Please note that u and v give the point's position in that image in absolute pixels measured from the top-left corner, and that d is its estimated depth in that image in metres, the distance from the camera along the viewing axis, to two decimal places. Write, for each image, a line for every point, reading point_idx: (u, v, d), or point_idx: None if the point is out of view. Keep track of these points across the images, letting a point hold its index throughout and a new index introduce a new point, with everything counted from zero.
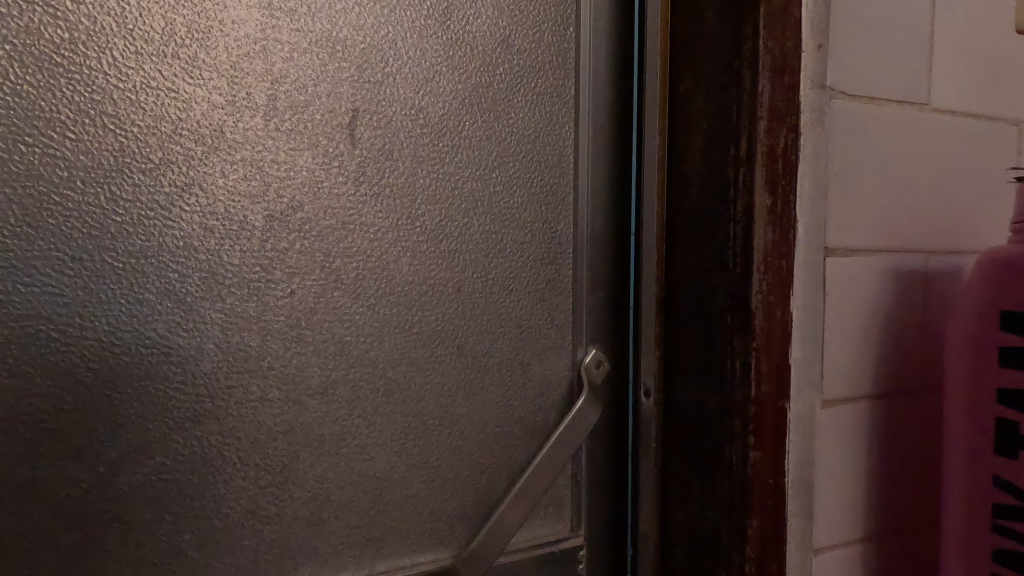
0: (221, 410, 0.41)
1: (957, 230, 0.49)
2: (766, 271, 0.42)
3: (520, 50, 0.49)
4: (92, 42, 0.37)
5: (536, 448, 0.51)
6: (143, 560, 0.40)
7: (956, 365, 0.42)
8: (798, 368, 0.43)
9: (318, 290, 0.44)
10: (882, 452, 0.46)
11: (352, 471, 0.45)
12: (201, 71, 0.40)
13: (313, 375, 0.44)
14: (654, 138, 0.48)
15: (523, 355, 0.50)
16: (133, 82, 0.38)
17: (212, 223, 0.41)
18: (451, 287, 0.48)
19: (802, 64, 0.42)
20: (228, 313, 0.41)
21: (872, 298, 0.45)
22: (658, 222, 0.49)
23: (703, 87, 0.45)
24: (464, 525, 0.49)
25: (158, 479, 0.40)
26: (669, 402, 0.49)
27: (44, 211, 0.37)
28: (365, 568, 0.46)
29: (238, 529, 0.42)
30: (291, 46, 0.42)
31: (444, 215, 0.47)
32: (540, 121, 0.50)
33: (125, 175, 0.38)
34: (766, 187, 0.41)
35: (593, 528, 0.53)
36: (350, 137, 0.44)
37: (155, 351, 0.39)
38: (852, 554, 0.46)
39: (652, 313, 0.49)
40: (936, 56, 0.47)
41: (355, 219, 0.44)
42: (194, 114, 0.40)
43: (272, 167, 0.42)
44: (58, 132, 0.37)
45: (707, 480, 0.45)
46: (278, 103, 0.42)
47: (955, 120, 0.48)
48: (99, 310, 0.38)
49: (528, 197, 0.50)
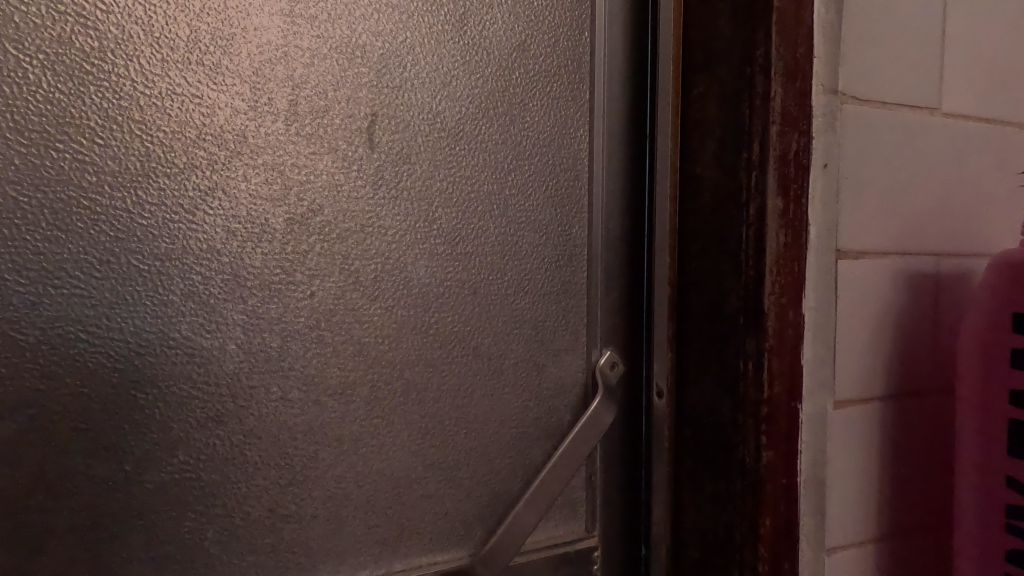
0: (243, 410, 0.43)
1: (970, 233, 0.49)
2: (778, 273, 0.42)
3: (535, 54, 0.50)
4: (121, 51, 0.39)
5: (551, 449, 0.52)
6: (168, 557, 0.41)
7: (969, 365, 0.43)
8: (810, 369, 0.44)
9: (337, 292, 0.45)
10: (895, 453, 0.46)
11: (370, 471, 0.46)
12: (225, 77, 0.41)
13: (332, 374, 0.45)
14: (667, 142, 0.49)
15: (538, 356, 0.51)
16: (159, 89, 0.40)
17: (234, 226, 0.42)
18: (467, 289, 0.49)
19: (814, 70, 0.43)
20: (250, 314, 0.43)
21: (884, 300, 0.45)
22: (671, 225, 0.49)
23: (715, 92, 0.46)
24: (479, 525, 0.50)
25: (183, 478, 0.41)
26: (682, 403, 0.50)
27: (75, 215, 0.38)
28: (383, 567, 0.47)
29: (259, 528, 0.43)
30: (313, 52, 0.43)
31: (460, 218, 0.48)
32: (554, 126, 0.51)
33: (152, 179, 0.40)
34: (779, 190, 0.42)
35: (608, 529, 0.53)
36: (368, 141, 0.45)
37: (179, 351, 0.41)
38: (864, 554, 0.46)
39: (665, 315, 0.50)
40: (948, 60, 0.47)
41: (373, 222, 0.46)
42: (217, 119, 0.41)
43: (293, 171, 0.43)
44: (88, 138, 0.39)
45: (719, 481, 0.46)
46: (299, 107, 0.43)
47: (966, 124, 0.48)
48: (127, 311, 0.40)
49: (543, 201, 0.51)
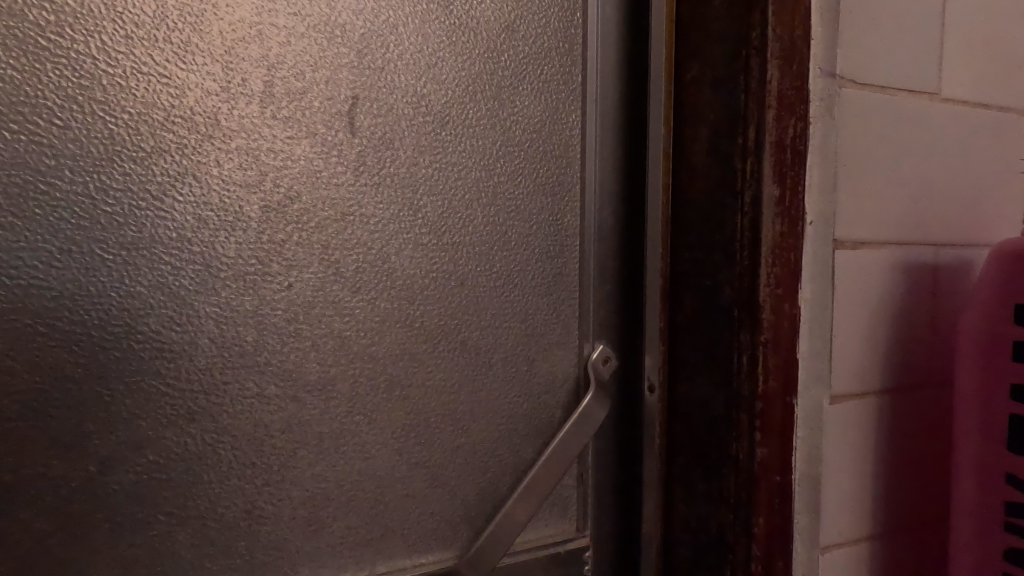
0: (216, 406, 0.41)
1: (968, 222, 0.48)
2: (774, 264, 0.41)
3: (524, 36, 0.48)
4: (79, 26, 0.36)
5: (541, 446, 0.50)
6: (137, 561, 0.39)
7: (968, 359, 0.41)
8: (805, 363, 0.43)
9: (317, 284, 0.43)
10: (892, 449, 0.45)
11: (352, 470, 0.44)
12: (195, 56, 0.39)
13: (311, 370, 0.43)
14: (659, 129, 0.47)
15: (528, 350, 0.50)
16: (122, 67, 0.37)
17: (205, 213, 0.40)
18: (453, 281, 0.47)
19: (811, 52, 0.41)
20: (223, 307, 0.40)
21: (881, 292, 0.44)
22: (663, 215, 0.48)
23: (709, 76, 0.44)
24: (466, 525, 0.48)
25: (152, 478, 0.39)
26: (674, 398, 0.48)
27: (30, 200, 0.36)
28: (365, 569, 0.45)
29: (234, 530, 0.41)
30: (289, 31, 0.41)
31: (447, 207, 0.46)
32: (545, 111, 0.49)
33: (115, 163, 0.38)
34: (775, 178, 0.41)
35: (599, 528, 0.52)
36: (349, 125, 0.43)
37: (147, 345, 0.39)
38: (860, 551, 0.45)
39: (657, 308, 0.49)
40: (947, 45, 0.46)
41: (354, 210, 0.43)
42: (187, 100, 0.39)
43: (269, 157, 0.41)
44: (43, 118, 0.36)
45: (712, 478, 0.45)
46: (275, 88, 0.41)
47: (966, 110, 0.47)
48: (88, 302, 0.37)
49: (532, 189, 0.49)
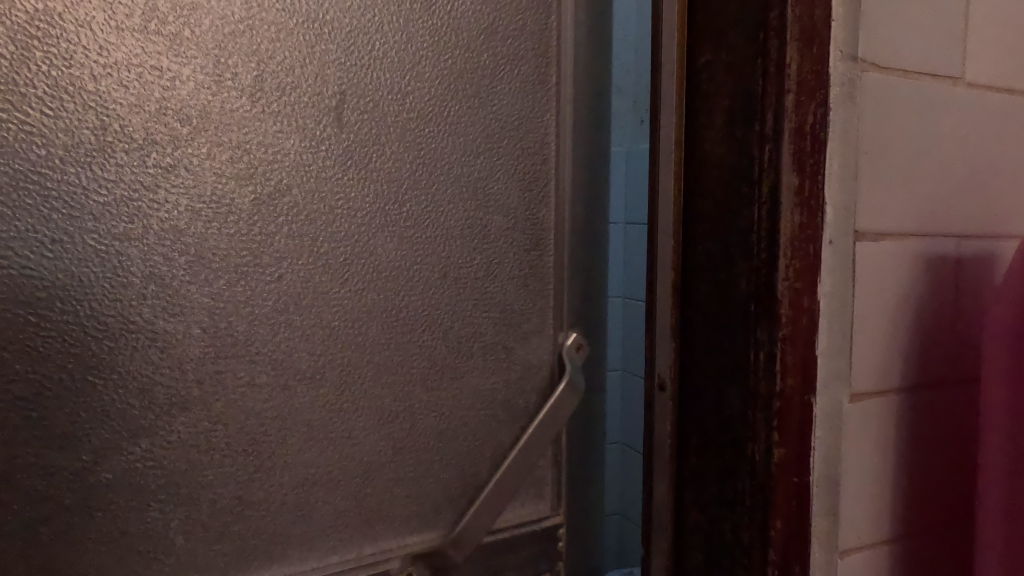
0: (208, 394, 0.40)
1: (993, 213, 0.46)
2: (793, 257, 0.39)
3: (503, 33, 0.47)
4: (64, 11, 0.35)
5: (519, 432, 0.50)
6: (127, 547, 0.39)
7: (996, 355, 0.40)
8: (824, 360, 0.41)
9: (304, 277, 0.41)
10: (914, 448, 0.44)
11: (338, 454, 0.44)
12: (186, 46, 0.37)
13: (301, 359, 0.42)
14: (670, 116, 0.46)
15: (506, 339, 0.49)
16: (113, 57, 0.36)
17: (199, 206, 0.38)
18: (434, 275, 0.46)
19: (832, 35, 0.39)
20: (216, 295, 0.39)
21: (904, 285, 0.42)
22: (675, 206, 0.46)
23: (724, 60, 0.42)
24: (449, 509, 0.48)
25: (139, 465, 0.39)
26: (685, 395, 0.46)
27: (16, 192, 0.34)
28: (353, 553, 0.45)
29: (223, 514, 0.41)
30: (279, 27, 0.39)
31: (421, 198, 0.45)
32: (524, 107, 0.49)
33: (104, 154, 0.36)
34: (794, 166, 0.39)
35: (570, 506, 0.55)
36: (337, 119, 0.42)
37: (139, 335, 0.38)
38: (880, 554, 0.43)
39: (668, 301, 0.47)
40: (973, 28, 0.44)
41: (341, 205, 0.42)
42: (179, 91, 0.37)
43: (259, 150, 0.40)
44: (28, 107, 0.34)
45: (726, 479, 0.43)
46: (266, 80, 0.39)
47: (992, 96, 0.45)
48: (77, 298, 0.36)
49: (513, 183, 0.49)
